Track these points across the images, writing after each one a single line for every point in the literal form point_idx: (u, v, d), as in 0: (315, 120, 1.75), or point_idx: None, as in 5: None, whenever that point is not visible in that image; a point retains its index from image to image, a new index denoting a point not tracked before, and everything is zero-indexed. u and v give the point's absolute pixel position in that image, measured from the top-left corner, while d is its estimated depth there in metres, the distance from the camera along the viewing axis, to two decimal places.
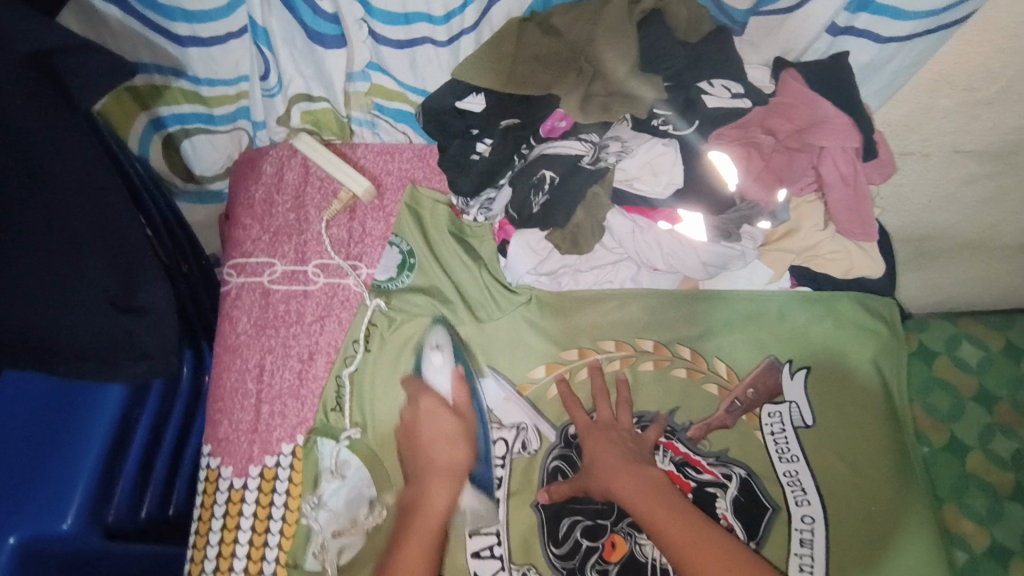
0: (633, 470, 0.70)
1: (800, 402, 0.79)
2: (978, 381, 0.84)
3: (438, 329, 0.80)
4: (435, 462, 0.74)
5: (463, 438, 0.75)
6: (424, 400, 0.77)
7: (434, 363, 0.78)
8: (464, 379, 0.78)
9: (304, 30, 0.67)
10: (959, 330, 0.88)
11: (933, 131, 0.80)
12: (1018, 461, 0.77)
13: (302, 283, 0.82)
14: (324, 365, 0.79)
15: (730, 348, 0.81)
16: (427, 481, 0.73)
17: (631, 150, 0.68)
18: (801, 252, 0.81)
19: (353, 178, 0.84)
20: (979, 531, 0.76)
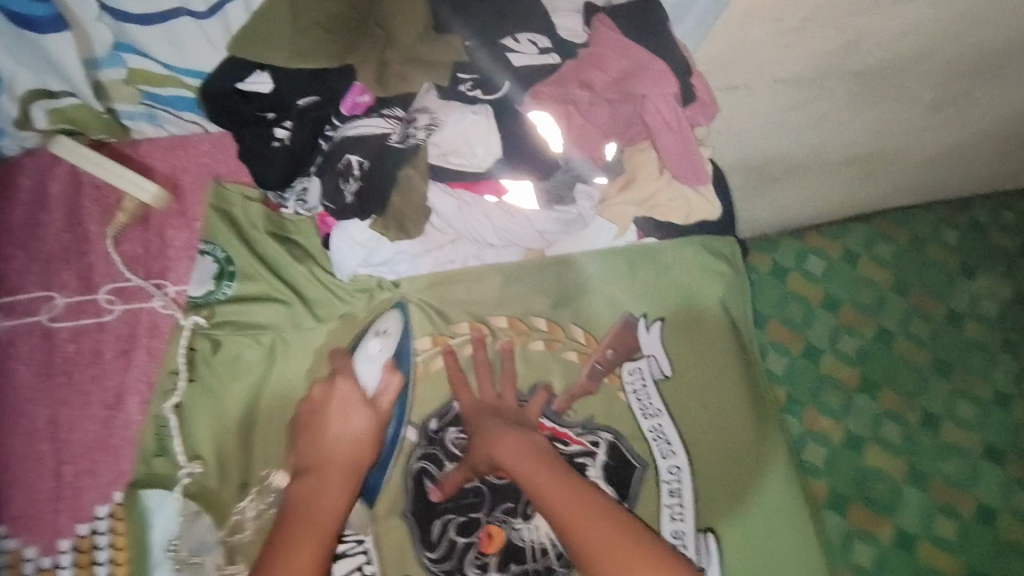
0: (536, 455, 0.68)
1: (658, 354, 0.79)
2: (825, 290, 1.00)
3: (394, 313, 0.74)
4: (340, 439, 0.68)
5: (372, 437, 0.69)
6: (341, 385, 0.70)
7: (369, 352, 0.72)
8: (394, 375, 0.72)
9: (10, 16, 0.57)
10: (805, 245, 1.03)
11: (752, 64, 0.79)
12: (861, 356, 0.96)
13: (94, 315, 0.69)
14: (137, 405, 0.68)
15: (585, 311, 0.80)
16: (326, 476, 0.66)
17: (440, 122, 0.61)
18: (642, 204, 0.79)
19: (139, 184, 0.71)
20: (836, 426, 0.92)
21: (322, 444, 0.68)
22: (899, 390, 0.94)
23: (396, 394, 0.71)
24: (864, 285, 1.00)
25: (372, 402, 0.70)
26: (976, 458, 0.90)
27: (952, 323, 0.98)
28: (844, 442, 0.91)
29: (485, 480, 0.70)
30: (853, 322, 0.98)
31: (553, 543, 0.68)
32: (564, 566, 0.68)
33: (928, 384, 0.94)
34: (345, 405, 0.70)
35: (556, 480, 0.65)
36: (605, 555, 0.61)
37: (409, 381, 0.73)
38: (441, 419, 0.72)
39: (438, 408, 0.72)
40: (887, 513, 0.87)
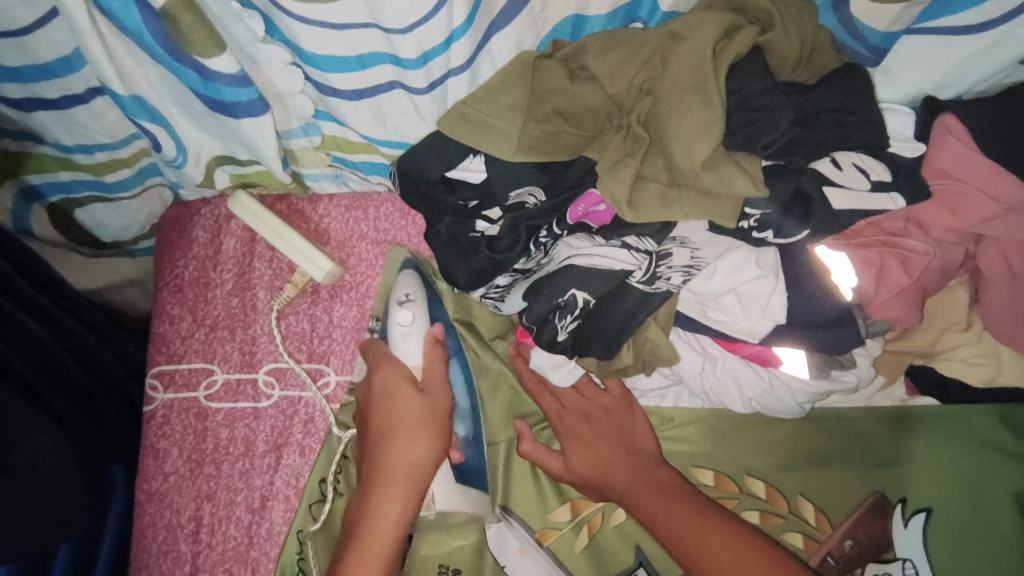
0: (673, 500, 0.54)
1: (918, 560, 0.58)
2: None
3: (408, 274, 0.62)
4: (405, 458, 0.55)
5: (436, 425, 0.57)
6: (385, 371, 0.58)
7: (401, 327, 0.60)
8: (439, 350, 0.60)
9: (202, 101, 0.46)
10: None
11: None
12: None
13: (251, 398, 0.62)
14: (282, 511, 0.60)
15: (825, 485, 0.61)
16: (378, 488, 0.54)
17: (706, 264, 0.45)
18: (928, 356, 0.58)
19: (310, 259, 0.61)
20: None
21: (382, 453, 0.55)
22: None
23: (443, 362, 0.60)
24: None
25: (422, 389, 0.58)
26: None
27: None
28: None
29: None
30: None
31: None
32: None
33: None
34: (400, 429, 0.56)
35: (690, 519, 0.52)
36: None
37: (586, 536, 0.60)
38: None
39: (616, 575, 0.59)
40: None
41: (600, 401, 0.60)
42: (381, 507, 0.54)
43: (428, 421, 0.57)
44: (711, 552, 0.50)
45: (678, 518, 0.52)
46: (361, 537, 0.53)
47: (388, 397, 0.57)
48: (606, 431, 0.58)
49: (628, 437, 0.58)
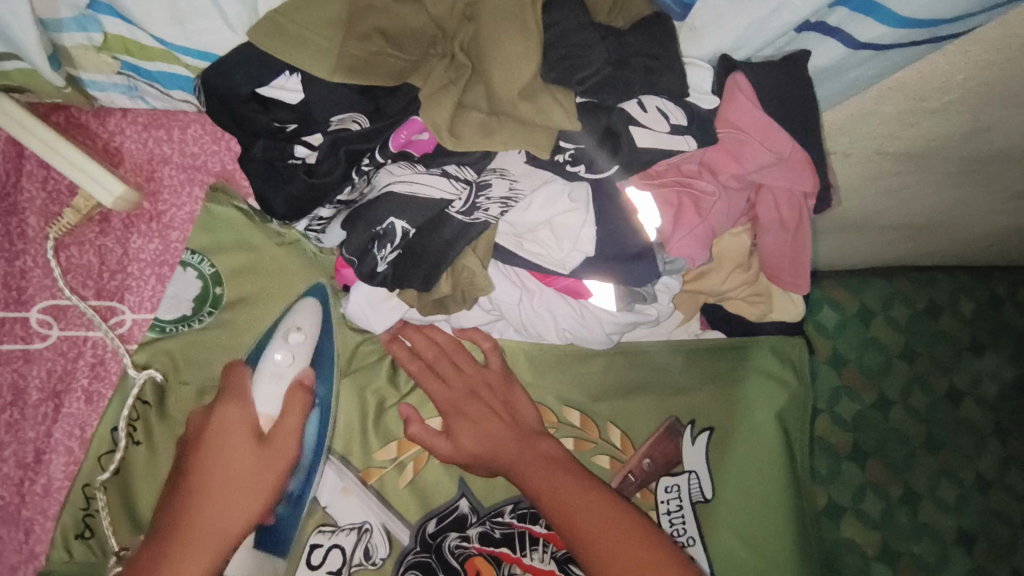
0: (531, 449, 0.58)
1: (700, 471, 0.67)
2: (833, 347, 0.90)
3: (308, 303, 0.58)
4: (218, 514, 0.50)
5: (266, 484, 0.53)
6: (224, 410, 0.53)
7: (274, 367, 0.55)
8: (304, 400, 0.55)
9: None
10: (822, 294, 0.92)
11: (864, 135, 0.66)
12: (858, 422, 0.87)
13: (20, 340, 0.54)
14: (63, 464, 0.53)
15: (630, 411, 0.67)
16: (183, 542, 0.49)
17: (522, 198, 0.47)
18: (716, 295, 0.66)
19: (99, 182, 0.54)
20: (821, 492, 0.85)
21: (198, 510, 0.50)
22: (886, 462, 0.86)
23: (300, 418, 0.55)
24: (874, 347, 0.90)
25: (263, 440, 0.53)
26: (947, 543, 0.83)
27: (949, 400, 0.89)
28: (824, 508, 0.84)
29: None
30: (857, 385, 0.88)
31: None
32: None
33: (913, 458, 0.86)
34: (222, 494, 0.51)
35: (547, 461, 0.57)
36: (608, 529, 0.52)
37: (412, 472, 0.61)
38: (440, 521, 0.60)
39: (441, 505, 0.61)
40: None
41: (430, 338, 0.61)
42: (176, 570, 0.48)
43: (258, 483, 0.52)
44: (565, 486, 0.55)
45: (533, 465, 0.57)
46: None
47: (218, 443, 0.52)
48: (441, 366, 0.60)
49: (462, 368, 0.60)
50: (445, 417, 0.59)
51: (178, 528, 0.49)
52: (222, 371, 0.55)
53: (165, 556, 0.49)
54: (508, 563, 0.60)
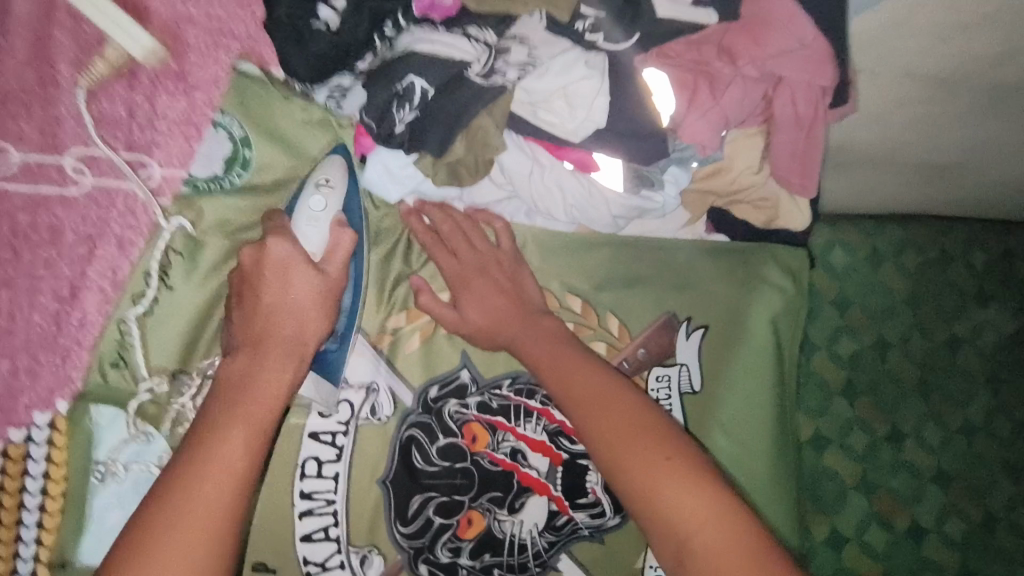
0: (531, 325, 0.60)
1: (690, 365, 0.71)
2: (839, 288, 0.85)
3: (335, 159, 0.60)
4: (292, 329, 0.54)
5: (329, 304, 0.56)
6: (274, 243, 0.55)
7: (310, 211, 0.57)
8: (344, 232, 0.58)
9: None
10: (836, 234, 0.85)
11: (892, 53, 0.64)
12: (854, 361, 0.83)
13: (57, 184, 0.56)
14: (97, 303, 0.56)
15: (630, 303, 0.69)
16: (263, 352, 0.53)
17: (538, 64, 0.49)
18: (724, 195, 0.68)
19: (129, 34, 0.57)
20: (809, 424, 0.83)
21: (268, 329, 0.53)
22: (878, 401, 0.82)
23: (349, 247, 0.58)
24: (879, 292, 0.84)
25: (320, 267, 0.56)
26: (924, 480, 0.82)
27: (948, 347, 0.84)
28: (810, 440, 0.82)
29: (477, 463, 0.65)
30: (858, 325, 0.84)
31: (533, 541, 0.66)
32: (538, 566, 0.66)
33: (903, 398, 0.83)
34: (289, 309, 0.54)
35: (546, 339, 0.59)
36: (606, 413, 0.52)
37: (418, 341, 0.64)
38: (443, 387, 0.64)
39: (442, 374, 0.65)
40: (825, 509, 0.81)
41: (449, 219, 0.63)
42: (267, 378, 0.52)
43: (325, 303, 0.55)
44: (564, 372, 0.56)
45: (539, 351, 0.58)
46: (239, 407, 0.50)
47: (280, 270, 0.54)
48: (462, 252, 0.62)
49: (480, 254, 0.62)
50: (456, 290, 0.62)
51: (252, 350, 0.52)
52: (262, 219, 0.59)
53: (250, 369, 0.52)
54: (502, 432, 0.66)
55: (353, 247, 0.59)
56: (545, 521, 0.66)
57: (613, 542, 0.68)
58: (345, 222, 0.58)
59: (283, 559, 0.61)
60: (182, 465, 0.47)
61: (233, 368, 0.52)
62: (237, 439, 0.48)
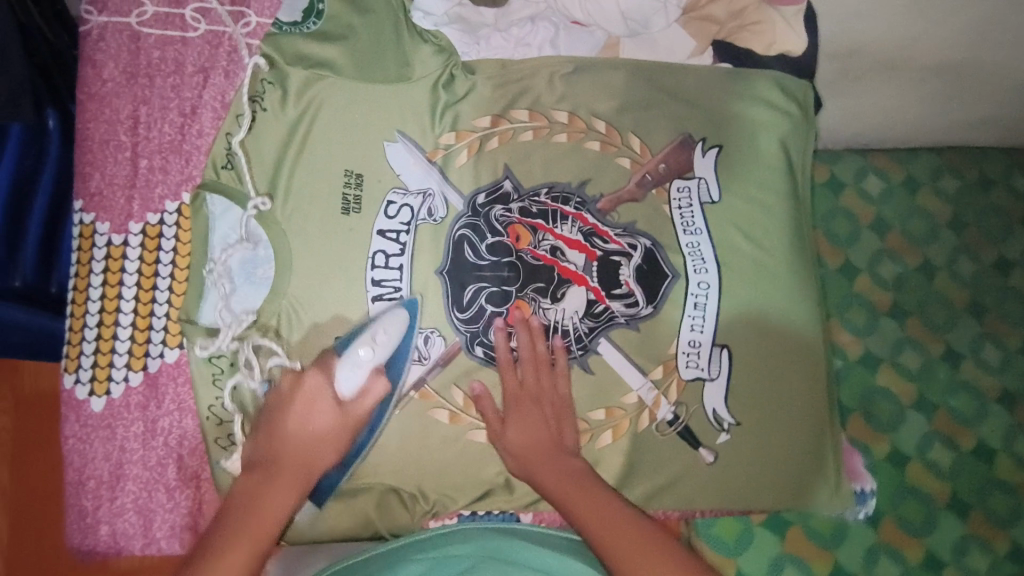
0: (566, 474, 0.69)
1: (709, 178, 0.79)
2: (877, 212, 1.02)
3: (399, 313, 0.70)
4: (301, 460, 0.66)
5: (339, 435, 0.67)
6: (312, 377, 0.67)
7: (357, 359, 0.68)
8: (377, 390, 0.68)
9: None
10: (868, 162, 1.03)
11: None
12: (897, 283, 0.99)
13: (180, 29, 0.73)
14: (211, 119, 0.72)
15: (649, 124, 0.79)
16: (278, 479, 0.65)
17: None
18: (724, 23, 0.85)
19: None
20: (855, 342, 0.97)
21: (280, 451, 0.66)
22: (926, 322, 0.98)
23: (372, 401, 0.68)
24: (918, 216, 1.01)
25: (342, 406, 0.67)
26: (987, 399, 0.95)
27: (996, 270, 0.99)
28: (859, 358, 0.97)
29: (522, 258, 0.74)
30: (899, 249, 1.00)
31: (575, 327, 0.74)
32: (581, 350, 0.74)
33: (955, 320, 0.97)
34: (296, 449, 0.66)
35: (584, 491, 0.68)
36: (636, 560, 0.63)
37: (466, 156, 0.76)
38: (489, 194, 0.75)
39: (489, 184, 0.75)
40: (886, 428, 0.95)
41: (518, 329, 0.72)
42: (269, 500, 0.64)
43: (338, 437, 0.67)
44: (604, 529, 0.65)
45: (575, 498, 0.67)
46: (253, 510, 0.63)
47: (298, 404, 0.67)
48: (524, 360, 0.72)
49: (540, 361, 0.72)
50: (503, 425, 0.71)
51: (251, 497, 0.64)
52: (319, 352, 0.69)
53: (263, 483, 0.65)
54: (542, 232, 0.75)
55: (382, 399, 0.69)
56: (584, 309, 0.74)
57: (648, 331, 0.75)
58: (383, 371, 0.69)
59: None
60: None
61: (242, 487, 0.64)
62: (236, 558, 0.60)
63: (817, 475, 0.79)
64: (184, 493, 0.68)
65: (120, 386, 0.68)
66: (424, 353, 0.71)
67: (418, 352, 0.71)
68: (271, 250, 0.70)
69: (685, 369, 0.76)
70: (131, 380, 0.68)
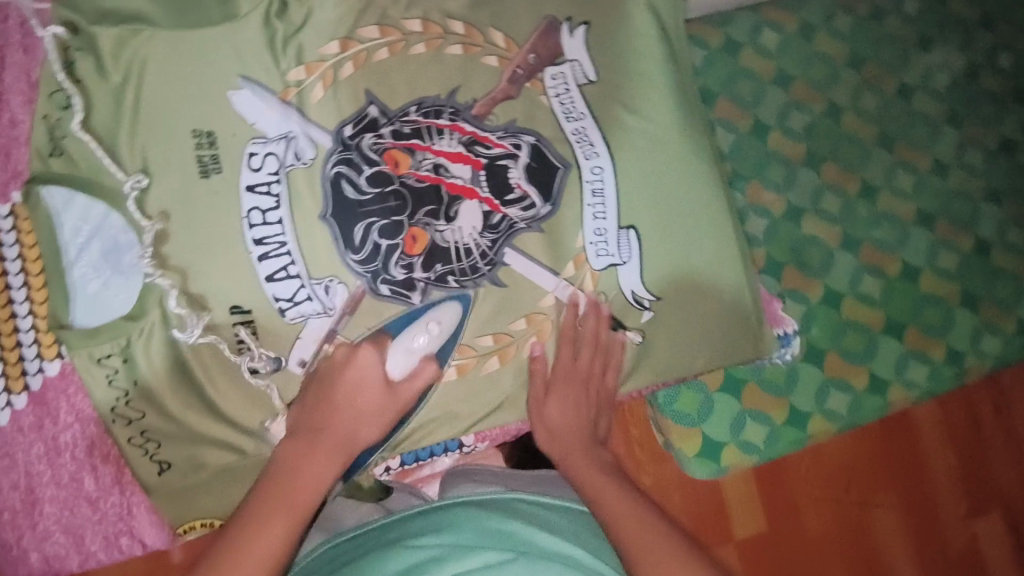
0: (590, 468, 0.80)
1: (581, 60, 0.77)
2: (777, 65, 1.03)
3: (451, 303, 0.71)
4: (347, 432, 0.71)
5: (387, 413, 0.71)
6: (365, 353, 0.69)
7: (411, 346, 0.70)
8: (431, 370, 0.71)
9: None
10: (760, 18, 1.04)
11: None
12: (808, 132, 1.02)
13: None
14: (20, 103, 0.65)
15: (507, 15, 0.75)
16: (319, 449, 0.69)
17: None
18: None
19: None
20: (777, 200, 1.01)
21: (325, 421, 0.70)
22: (840, 162, 1.02)
23: (427, 381, 0.71)
24: (818, 61, 1.04)
25: (390, 387, 0.70)
26: (907, 225, 1.03)
27: (901, 97, 1.05)
28: (784, 213, 1.01)
29: (406, 184, 0.70)
30: (806, 98, 1.03)
31: (478, 243, 0.72)
32: (488, 265, 0.72)
33: (870, 155, 1.03)
34: (346, 411, 0.70)
35: (599, 482, 0.77)
36: (640, 537, 0.69)
37: (322, 89, 0.70)
38: (356, 124, 0.70)
39: (353, 113, 0.70)
40: (818, 274, 1.00)
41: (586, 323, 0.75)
42: (311, 464, 0.68)
43: (377, 412, 0.71)
44: (606, 500, 0.75)
45: (590, 475, 0.79)
46: (290, 480, 0.66)
47: (340, 391, 0.69)
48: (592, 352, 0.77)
49: (606, 353, 0.78)
50: (544, 396, 0.78)
51: (276, 475, 0.66)
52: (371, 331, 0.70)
53: (302, 456, 0.68)
54: (421, 152, 0.71)
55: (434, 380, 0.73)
56: (482, 223, 0.72)
57: (552, 229, 0.74)
58: (434, 359, 0.71)
59: (254, 300, 0.66)
60: (234, 540, 0.61)
61: (282, 455, 0.68)
62: (278, 528, 0.63)
63: (745, 334, 0.82)
64: (108, 500, 0.67)
65: (5, 412, 0.64)
66: (328, 304, 0.68)
67: (322, 304, 0.68)
68: (131, 234, 0.65)
69: (596, 259, 0.75)
70: (16, 403, 0.64)
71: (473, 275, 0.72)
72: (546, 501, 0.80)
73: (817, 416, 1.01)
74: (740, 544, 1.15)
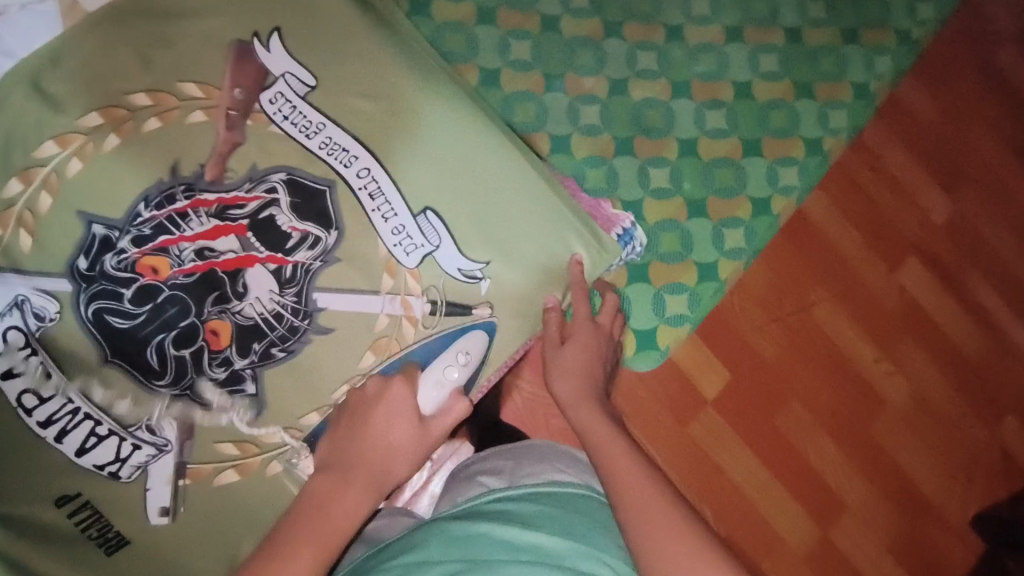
0: (599, 414, 0.79)
1: (291, 69, 0.70)
2: None
3: (479, 332, 0.72)
4: (385, 454, 0.68)
5: (419, 452, 0.70)
6: (399, 386, 0.68)
7: (439, 376, 0.71)
8: (461, 401, 0.72)
9: None
10: None
11: None
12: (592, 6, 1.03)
13: None
14: None
15: (188, 62, 0.68)
16: (350, 486, 0.65)
17: None
18: None
19: None
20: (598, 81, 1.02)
21: (353, 457, 0.67)
22: (637, 17, 1.04)
23: (448, 424, 0.71)
24: None
25: (423, 423, 0.70)
26: (721, 46, 1.06)
27: None
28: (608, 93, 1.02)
29: (176, 284, 0.64)
30: None
31: (283, 304, 0.66)
32: (305, 319, 0.67)
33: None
34: (375, 459, 0.67)
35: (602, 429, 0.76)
36: (650, 517, 0.64)
37: (30, 236, 0.62)
38: (88, 252, 0.62)
39: (79, 242, 0.63)
40: (667, 132, 1.03)
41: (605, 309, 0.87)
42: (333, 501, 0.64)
43: (417, 451, 0.70)
44: (613, 458, 0.72)
45: (599, 432, 0.76)
46: (318, 517, 0.62)
47: (377, 406, 0.68)
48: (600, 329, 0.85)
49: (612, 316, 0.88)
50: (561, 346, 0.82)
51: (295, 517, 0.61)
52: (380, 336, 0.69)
53: (337, 489, 0.64)
54: (176, 244, 0.64)
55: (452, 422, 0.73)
56: (277, 282, 0.66)
57: (349, 254, 0.69)
58: (461, 394, 0.72)
59: (80, 481, 0.62)
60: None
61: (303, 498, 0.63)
62: (304, 562, 0.58)
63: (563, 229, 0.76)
64: None
65: None
66: (158, 442, 0.63)
67: (155, 446, 0.63)
68: None
69: (407, 258, 0.70)
70: None
71: (295, 336, 0.67)
72: (515, 494, 0.71)
73: (723, 261, 1.02)
74: (717, 404, 1.06)
